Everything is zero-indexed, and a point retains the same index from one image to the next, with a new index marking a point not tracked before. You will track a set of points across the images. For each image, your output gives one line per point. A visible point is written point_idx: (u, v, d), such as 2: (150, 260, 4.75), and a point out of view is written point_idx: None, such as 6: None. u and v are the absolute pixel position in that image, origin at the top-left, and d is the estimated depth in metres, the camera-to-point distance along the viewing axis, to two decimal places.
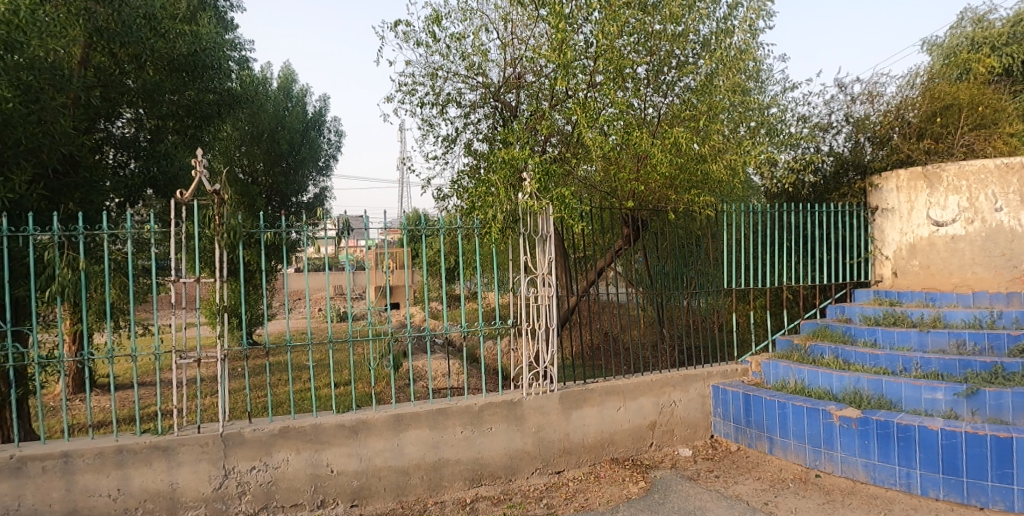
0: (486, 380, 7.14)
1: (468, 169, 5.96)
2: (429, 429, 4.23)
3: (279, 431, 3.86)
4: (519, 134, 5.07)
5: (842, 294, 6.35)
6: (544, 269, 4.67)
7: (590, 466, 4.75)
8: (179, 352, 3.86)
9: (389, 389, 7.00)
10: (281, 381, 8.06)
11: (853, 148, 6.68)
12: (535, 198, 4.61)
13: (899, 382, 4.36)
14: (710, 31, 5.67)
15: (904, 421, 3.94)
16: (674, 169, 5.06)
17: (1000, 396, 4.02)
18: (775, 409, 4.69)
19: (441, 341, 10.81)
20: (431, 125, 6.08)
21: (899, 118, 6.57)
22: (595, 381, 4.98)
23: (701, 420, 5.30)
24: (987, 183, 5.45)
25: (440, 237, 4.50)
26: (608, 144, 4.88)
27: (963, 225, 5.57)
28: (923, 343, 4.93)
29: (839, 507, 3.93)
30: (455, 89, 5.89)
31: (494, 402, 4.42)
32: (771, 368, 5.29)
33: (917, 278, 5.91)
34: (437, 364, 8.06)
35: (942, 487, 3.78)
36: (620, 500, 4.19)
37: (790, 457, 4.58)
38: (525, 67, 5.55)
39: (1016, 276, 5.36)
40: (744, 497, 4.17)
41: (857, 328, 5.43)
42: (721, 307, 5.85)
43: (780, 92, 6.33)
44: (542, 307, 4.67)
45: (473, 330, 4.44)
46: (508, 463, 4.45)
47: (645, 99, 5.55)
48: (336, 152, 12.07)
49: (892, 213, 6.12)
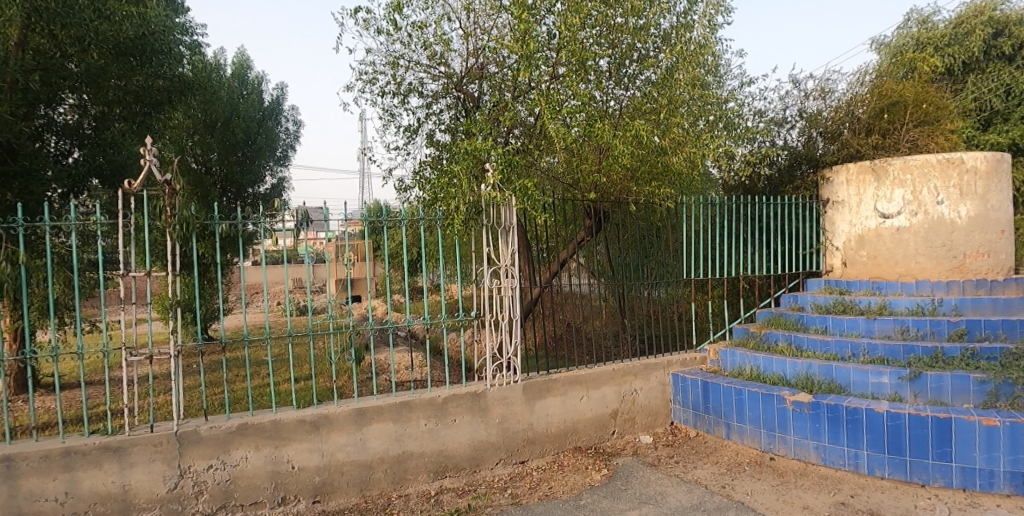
0: (450, 372, 7.14)
1: (429, 160, 5.99)
2: (392, 423, 4.19)
3: (238, 428, 3.77)
4: (481, 125, 5.06)
5: (795, 283, 6.59)
6: (507, 261, 4.67)
7: (553, 456, 4.80)
8: (130, 348, 3.70)
9: (352, 383, 6.90)
10: (239, 378, 7.86)
11: (806, 142, 6.97)
12: (497, 188, 4.53)
13: (848, 367, 4.55)
14: (670, 25, 5.73)
15: (853, 405, 4.12)
16: (635, 160, 5.09)
17: (940, 379, 4.23)
18: (732, 395, 4.83)
19: (403, 333, 10.80)
20: (392, 115, 6.08)
21: (849, 114, 6.83)
22: (558, 371, 5.03)
23: (661, 407, 5.40)
24: (929, 178, 5.70)
25: (403, 229, 4.39)
26: (571, 136, 4.89)
27: (907, 217, 5.79)
28: (870, 330, 5.14)
29: (792, 488, 4.08)
30: (417, 78, 5.86)
31: (457, 394, 4.41)
32: (728, 355, 5.43)
33: (864, 267, 6.11)
34: (400, 357, 8.03)
35: (887, 467, 3.98)
36: (583, 488, 4.25)
37: (746, 442, 4.72)
38: (487, 57, 5.54)
39: (955, 266, 5.67)
40: (703, 481, 4.28)
41: (808, 316, 5.61)
42: (681, 297, 5.93)
43: (737, 86, 6.49)
44: (504, 299, 4.68)
45: (436, 322, 4.37)
46: (472, 454, 4.46)
47: (606, 92, 5.55)
48: (294, 141, 11.77)
49: (842, 205, 6.30)
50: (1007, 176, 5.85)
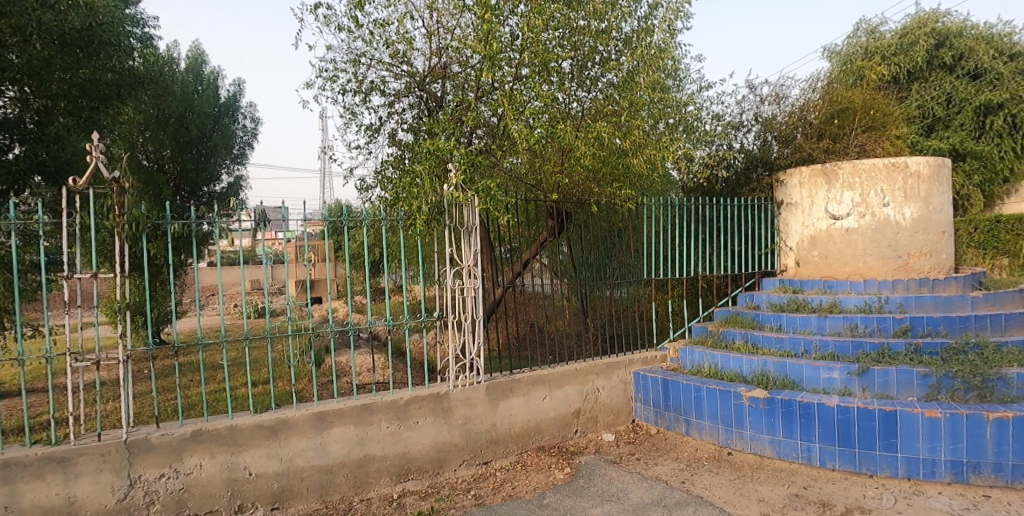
0: (412, 373, 7.08)
1: (392, 159, 5.98)
2: (354, 426, 4.13)
3: (191, 435, 3.65)
4: (444, 125, 5.03)
5: (751, 282, 6.77)
6: (470, 261, 4.68)
7: (517, 455, 4.81)
8: (76, 354, 3.54)
9: (311, 386, 6.77)
10: (193, 383, 7.60)
11: (761, 145, 7.14)
12: (460, 189, 4.59)
13: (801, 363, 4.71)
14: (631, 29, 5.80)
15: (805, 400, 4.27)
16: (597, 162, 5.15)
17: (887, 374, 4.42)
18: (691, 392, 4.93)
19: (366, 334, 10.66)
20: (353, 114, 6.02)
21: (802, 119, 7.05)
22: (521, 371, 5.04)
23: (623, 405, 5.47)
24: (876, 181, 5.94)
25: (364, 229, 4.33)
26: (534, 137, 4.91)
27: (856, 218, 6.02)
28: (821, 327, 5.33)
29: (749, 481, 4.19)
30: (379, 76, 5.82)
31: (420, 396, 4.38)
32: (687, 353, 5.53)
33: (816, 267, 6.33)
34: (362, 359, 7.91)
35: (838, 458, 4.14)
36: (546, 487, 4.28)
37: (705, 437, 4.83)
38: (450, 57, 5.55)
39: (900, 265, 5.93)
40: (663, 477, 4.36)
41: (763, 314, 5.77)
42: (642, 297, 6.02)
43: (696, 91, 6.64)
44: (467, 299, 4.67)
45: (398, 323, 4.32)
46: (435, 456, 4.43)
47: (569, 93, 5.59)
48: (252, 139, 11.49)
49: (796, 207, 6.50)
50: (948, 180, 6.14)
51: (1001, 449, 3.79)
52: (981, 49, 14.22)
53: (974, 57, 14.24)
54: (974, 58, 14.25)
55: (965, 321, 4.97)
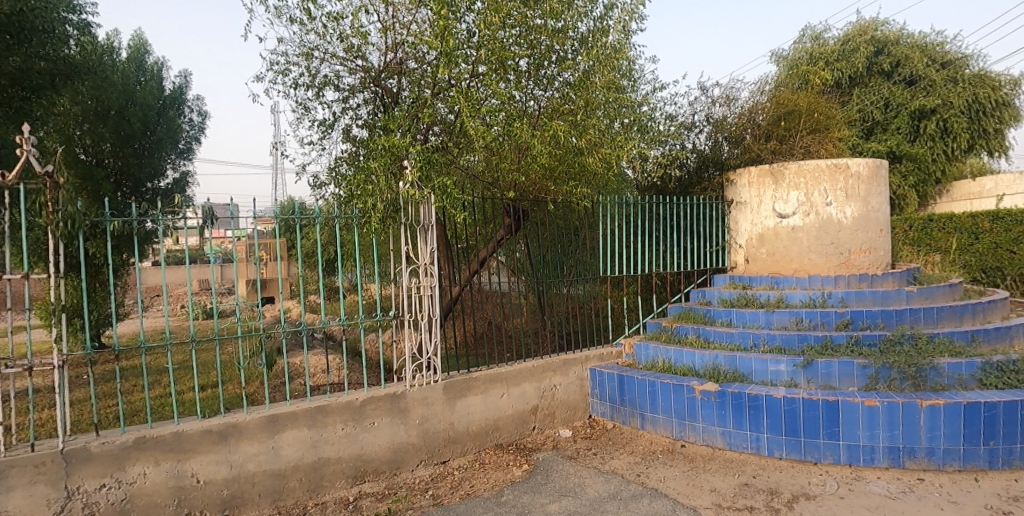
0: (368, 374, 6.97)
1: (346, 155, 5.96)
2: (307, 428, 4.03)
3: (134, 443, 3.49)
4: (400, 121, 5.00)
5: (703, 279, 6.93)
6: (426, 259, 4.63)
7: (475, 454, 4.80)
8: (6, 360, 3.33)
9: (263, 389, 6.58)
10: (136, 388, 7.28)
11: (713, 146, 7.34)
12: (416, 187, 4.53)
13: (750, 356, 4.86)
14: (588, 29, 5.84)
15: (754, 392, 4.42)
16: (553, 160, 5.18)
17: (829, 365, 4.61)
18: (646, 386, 5.02)
19: (320, 335, 10.44)
20: (306, 109, 5.94)
21: (751, 121, 7.29)
22: (479, 369, 5.03)
23: (580, 401, 5.53)
24: (819, 181, 6.19)
25: (317, 227, 4.23)
26: (490, 134, 4.94)
27: (801, 217, 6.25)
28: (769, 322, 5.51)
29: (701, 472, 4.29)
30: (333, 71, 5.73)
31: (376, 396, 4.32)
32: (641, 349, 5.63)
33: (764, 264, 6.54)
34: (316, 360, 7.74)
35: (784, 447, 4.31)
36: (504, 485, 4.28)
37: (659, 431, 4.93)
38: (406, 53, 5.51)
39: (841, 261, 6.20)
40: (619, 471, 4.42)
41: (715, 309, 5.92)
42: (598, 294, 6.08)
43: (650, 91, 6.77)
44: (424, 298, 4.63)
45: (353, 323, 4.24)
46: (392, 457, 4.37)
47: (526, 91, 5.61)
48: (198, 133, 11.09)
49: (745, 206, 6.71)
50: (885, 181, 6.45)
51: (933, 434, 4.01)
52: (915, 57, 15.02)
53: (910, 64, 15.04)
54: (910, 66, 15.03)
55: (901, 315, 5.24)
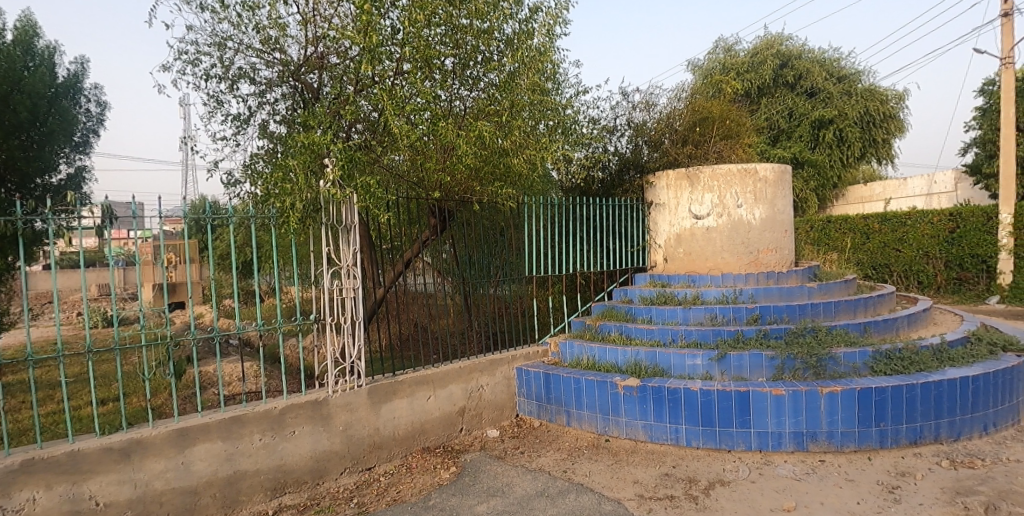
0: (288, 380, 6.69)
1: (263, 152, 5.75)
2: (221, 441, 3.81)
3: (21, 466, 3.17)
4: (321, 118, 4.87)
5: (625, 277, 7.13)
6: (349, 260, 4.52)
7: (401, 459, 4.71)
8: None
9: (172, 401, 6.17)
10: (24, 405, 6.62)
11: (633, 149, 7.60)
12: (338, 186, 4.41)
13: (669, 352, 5.06)
14: (513, 31, 5.82)
15: (673, 385, 4.60)
16: (478, 161, 5.18)
17: (741, 358, 4.88)
18: (571, 384, 5.11)
19: (236, 342, 9.92)
20: (219, 102, 5.71)
21: (668, 126, 7.64)
22: (404, 372, 4.95)
23: (507, 401, 5.55)
24: (731, 184, 6.54)
25: (231, 228, 4.00)
26: (415, 133, 4.90)
27: (715, 218, 6.58)
28: (686, 318, 5.76)
29: (625, 465, 4.42)
30: (248, 63, 5.48)
31: (296, 404, 4.15)
32: (567, 347, 5.73)
33: (681, 263, 6.83)
34: (231, 368, 7.34)
35: (701, 437, 4.52)
36: (431, 488, 4.23)
37: (584, 427, 5.04)
38: (327, 47, 5.36)
39: (751, 260, 6.58)
40: (546, 468, 4.48)
41: (636, 307, 6.12)
42: (524, 294, 6.13)
43: (573, 95, 6.91)
44: (346, 300, 4.49)
45: (271, 328, 4.05)
46: (315, 466, 4.21)
47: (451, 91, 5.58)
48: (96, 125, 10.28)
49: (663, 207, 6.98)
50: (789, 185, 6.91)
51: (832, 419, 4.33)
52: (815, 71, 16.17)
53: (811, 78, 16.17)
54: (811, 79, 16.18)
55: (803, 309, 5.62)
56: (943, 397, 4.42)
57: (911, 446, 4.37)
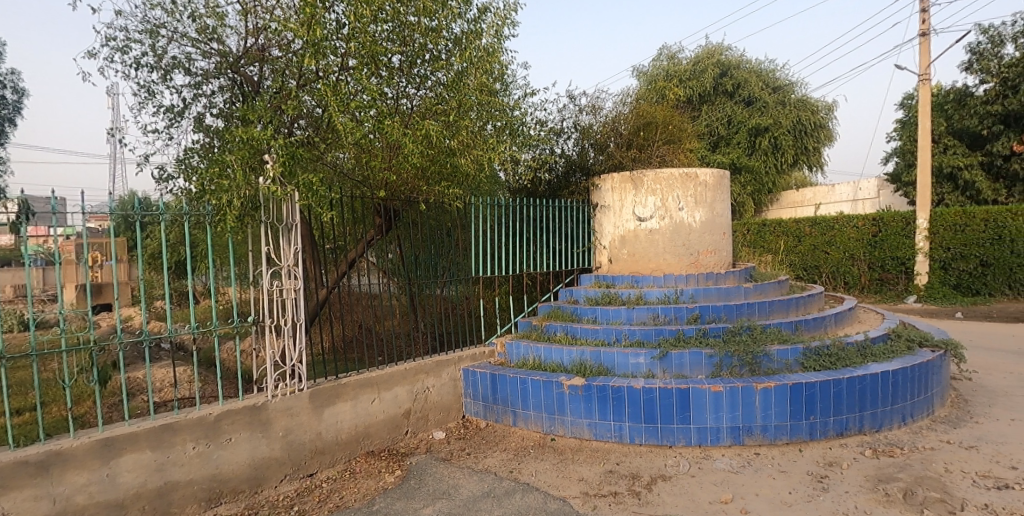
0: (224, 385, 6.42)
1: (198, 146, 5.51)
2: (152, 450, 3.62)
3: None
4: (261, 113, 4.72)
5: (571, 278, 7.21)
6: (289, 261, 4.36)
7: (344, 463, 4.61)
8: None
9: (96, 410, 5.81)
10: None
11: (579, 151, 7.73)
12: (278, 183, 4.25)
13: (613, 351, 5.15)
14: (461, 30, 5.78)
15: (617, 384, 4.69)
16: (425, 160, 5.13)
17: (682, 356, 5.03)
18: (517, 384, 5.13)
19: (168, 346, 9.44)
20: (151, 93, 5.45)
21: (614, 129, 7.81)
22: (348, 375, 4.84)
23: (453, 402, 5.52)
24: (673, 188, 6.74)
25: (162, 226, 3.81)
26: (360, 131, 4.80)
27: (657, 220, 6.76)
28: (630, 318, 5.89)
29: (570, 464, 4.48)
30: (183, 52, 5.25)
31: (233, 409, 3.99)
32: (513, 347, 5.75)
33: (625, 264, 6.97)
34: (162, 373, 6.98)
35: (644, 434, 4.63)
36: (375, 493, 4.16)
37: (531, 426, 5.07)
38: (268, 40, 5.21)
39: (691, 261, 6.79)
40: (493, 469, 4.48)
41: (581, 307, 6.20)
42: (471, 294, 6.12)
43: (521, 96, 6.95)
44: (287, 301, 4.35)
45: (206, 330, 3.88)
46: (253, 474, 4.06)
47: (398, 89, 5.50)
48: (12, 114, 9.57)
49: (608, 209, 7.11)
50: (727, 189, 7.18)
51: (766, 413, 4.53)
52: (753, 81, 16.85)
53: (748, 87, 16.84)
54: (748, 88, 16.85)
55: (740, 308, 5.85)
56: (867, 391, 4.69)
57: (838, 437, 4.62)
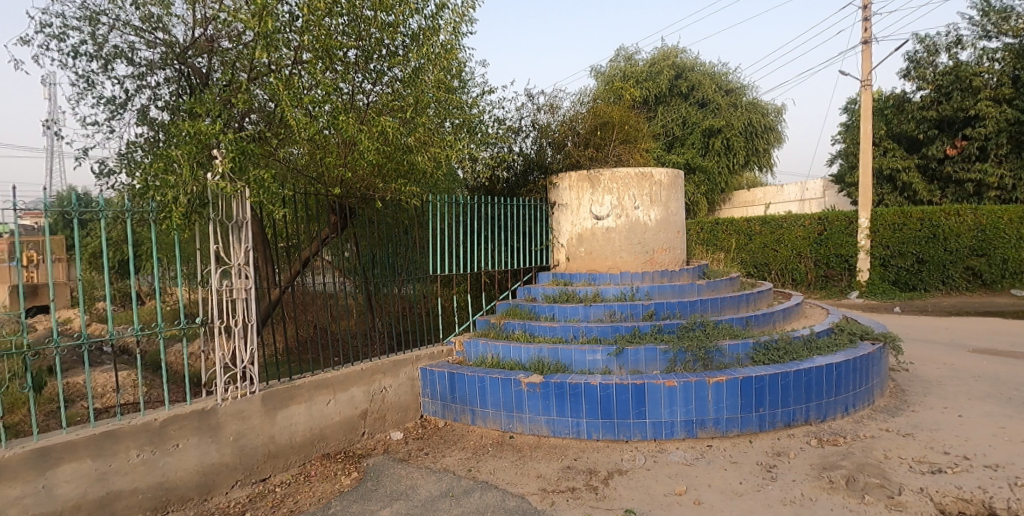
0: (171, 390, 6.17)
1: (143, 140, 5.30)
2: (92, 459, 3.46)
3: None
4: (210, 106, 4.56)
5: (529, 276, 7.24)
6: (240, 259, 4.23)
7: (299, 467, 4.50)
8: None
9: (31, 417, 5.49)
10: None
11: (537, 150, 7.78)
12: (228, 179, 4.08)
13: (570, 348, 5.21)
14: (419, 26, 5.71)
15: (574, 381, 4.75)
16: (381, 157, 5.05)
17: (637, 352, 5.12)
18: (475, 383, 5.12)
19: (110, 349, 9.01)
20: (91, 83, 5.20)
21: (572, 129, 7.88)
22: (302, 377, 4.73)
23: (411, 402, 5.47)
24: (629, 187, 6.86)
25: (103, 224, 3.63)
26: (314, 127, 4.70)
27: (614, 219, 6.86)
28: (587, 315, 5.95)
29: (529, 461, 4.50)
30: (126, 41, 5.03)
31: (181, 414, 3.85)
32: (472, 345, 5.74)
33: (583, 262, 7.04)
34: (104, 378, 6.66)
35: (601, 430, 4.70)
36: (331, 496, 4.08)
37: (489, 424, 5.07)
38: (218, 30, 5.05)
39: (646, 259, 6.91)
40: (451, 468, 4.46)
41: (539, 305, 6.23)
42: (429, 293, 6.06)
43: (479, 94, 6.93)
44: (237, 302, 4.22)
45: (150, 333, 3.72)
46: (202, 481, 3.93)
47: (354, 84, 5.41)
48: None
49: (566, 208, 7.16)
50: (681, 189, 7.35)
51: (718, 406, 4.66)
52: (706, 83, 17.27)
53: (702, 89, 17.25)
54: (702, 90, 17.26)
55: (693, 305, 5.99)
56: (812, 383, 4.88)
57: (786, 428, 4.79)
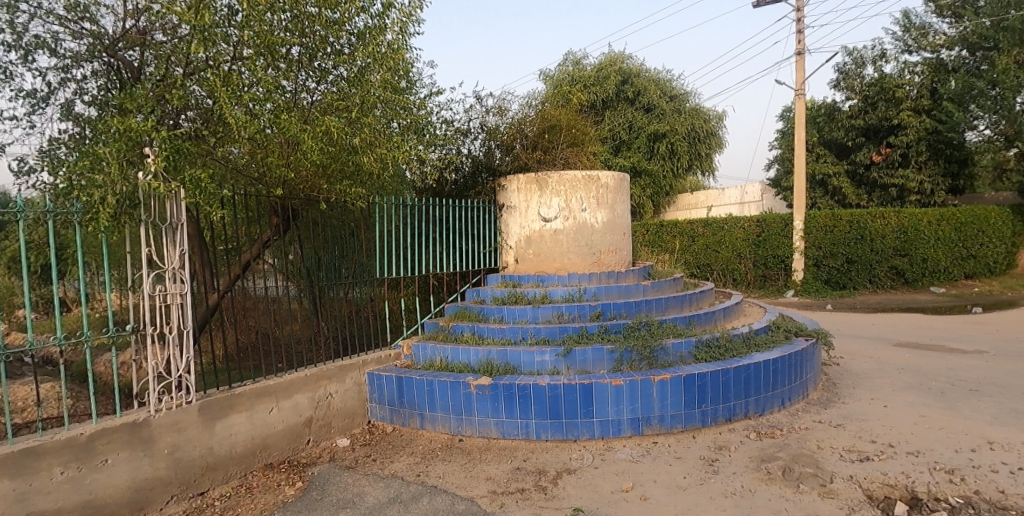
0: (99, 402, 5.82)
1: (68, 137, 5.01)
2: (10, 479, 3.22)
3: None
4: (141, 101, 4.34)
5: (478, 278, 7.23)
6: (175, 263, 4.05)
7: (240, 478, 4.34)
8: None
9: None
10: None
11: (486, 152, 7.83)
12: (161, 178, 3.92)
13: (519, 350, 5.23)
14: (365, 24, 5.60)
15: (523, 382, 4.77)
16: (326, 157, 4.93)
17: (585, 353, 5.20)
18: (424, 387, 5.07)
19: (29, 361, 8.41)
20: (8, 75, 4.87)
21: (520, 131, 7.91)
22: (242, 384, 4.56)
23: (358, 408, 5.36)
24: (576, 189, 6.96)
25: (21, 225, 3.39)
26: (255, 126, 4.53)
27: (562, 221, 6.95)
28: (535, 317, 5.99)
29: (479, 463, 4.49)
30: (48, 31, 4.73)
31: (111, 427, 3.64)
32: (420, 349, 5.68)
33: (532, 263, 7.09)
34: (23, 391, 6.22)
35: (549, 430, 4.74)
36: (274, 507, 3.96)
37: (438, 428, 5.03)
38: (151, 23, 4.85)
39: (594, 261, 7.03)
40: (400, 473, 4.40)
41: (488, 307, 6.23)
42: (376, 296, 5.97)
43: (427, 95, 6.87)
44: (172, 308, 4.04)
45: (75, 342, 3.50)
46: (134, 497, 3.73)
47: (297, 83, 5.27)
48: None
49: (515, 210, 7.20)
50: (627, 192, 7.51)
51: (662, 403, 4.78)
52: (651, 89, 17.64)
53: (647, 94, 17.64)
54: (648, 96, 17.64)
55: (639, 305, 6.13)
56: (750, 379, 5.08)
57: (727, 423, 4.96)
